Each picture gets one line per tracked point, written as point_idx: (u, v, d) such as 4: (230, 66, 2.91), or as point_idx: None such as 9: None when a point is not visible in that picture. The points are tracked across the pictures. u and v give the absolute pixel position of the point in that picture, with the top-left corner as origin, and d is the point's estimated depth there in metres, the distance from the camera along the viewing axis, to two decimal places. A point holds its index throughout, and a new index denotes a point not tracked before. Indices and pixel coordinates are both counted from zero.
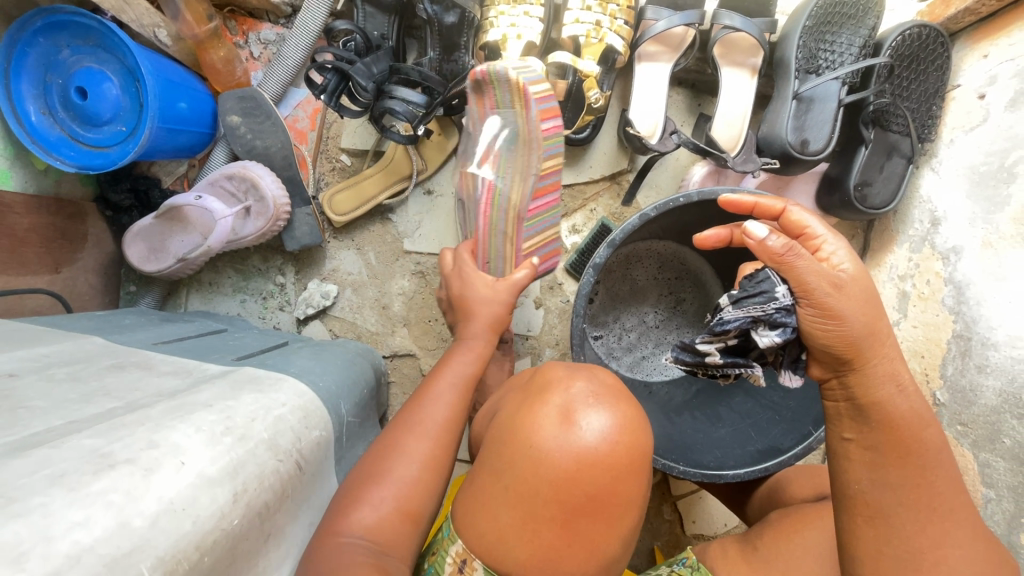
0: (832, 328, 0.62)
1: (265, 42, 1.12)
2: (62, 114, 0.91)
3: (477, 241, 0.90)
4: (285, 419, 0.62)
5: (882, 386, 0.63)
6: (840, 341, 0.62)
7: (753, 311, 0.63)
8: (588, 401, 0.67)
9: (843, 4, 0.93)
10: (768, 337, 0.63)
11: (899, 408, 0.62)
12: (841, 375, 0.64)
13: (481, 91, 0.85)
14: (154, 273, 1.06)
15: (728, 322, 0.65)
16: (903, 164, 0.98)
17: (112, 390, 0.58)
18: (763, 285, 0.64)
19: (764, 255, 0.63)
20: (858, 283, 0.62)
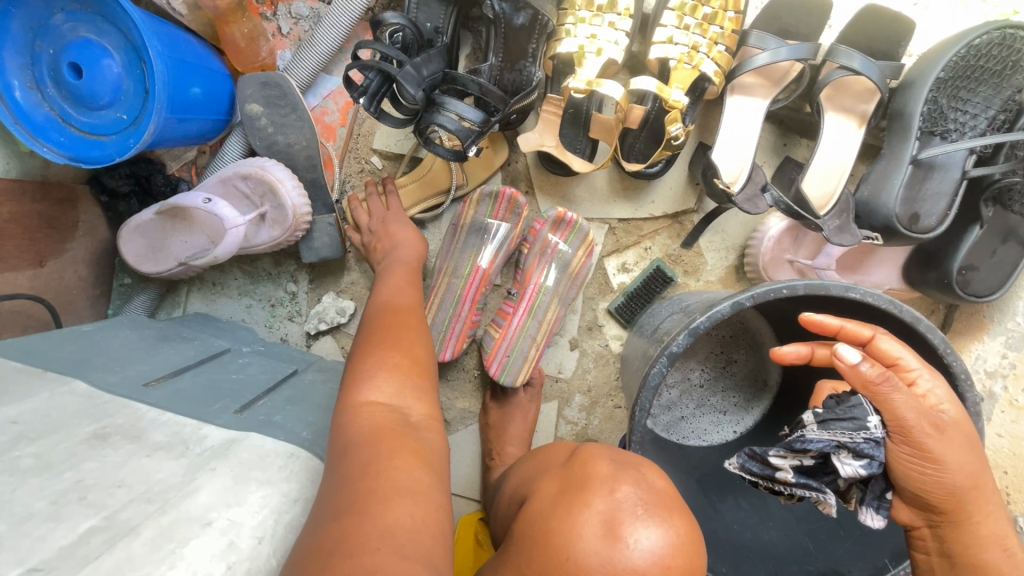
0: (931, 472, 0.56)
1: (297, 17, 0.96)
2: (51, 91, 0.76)
3: (506, 333, 0.95)
4: (296, 526, 0.52)
5: (984, 547, 0.58)
6: (941, 496, 0.57)
7: (839, 436, 0.57)
8: (638, 510, 0.53)
9: (989, 58, 0.78)
10: (848, 468, 0.57)
11: (1003, 574, 0.58)
12: (935, 527, 0.60)
13: (559, 227, 0.96)
14: (152, 274, 0.94)
15: (811, 443, 0.58)
16: (1019, 251, 0.85)
17: (91, 488, 0.47)
18: (854, 415, 0.57)
19: (855, 381, 0.56)
20: (960, 427, 0.56)
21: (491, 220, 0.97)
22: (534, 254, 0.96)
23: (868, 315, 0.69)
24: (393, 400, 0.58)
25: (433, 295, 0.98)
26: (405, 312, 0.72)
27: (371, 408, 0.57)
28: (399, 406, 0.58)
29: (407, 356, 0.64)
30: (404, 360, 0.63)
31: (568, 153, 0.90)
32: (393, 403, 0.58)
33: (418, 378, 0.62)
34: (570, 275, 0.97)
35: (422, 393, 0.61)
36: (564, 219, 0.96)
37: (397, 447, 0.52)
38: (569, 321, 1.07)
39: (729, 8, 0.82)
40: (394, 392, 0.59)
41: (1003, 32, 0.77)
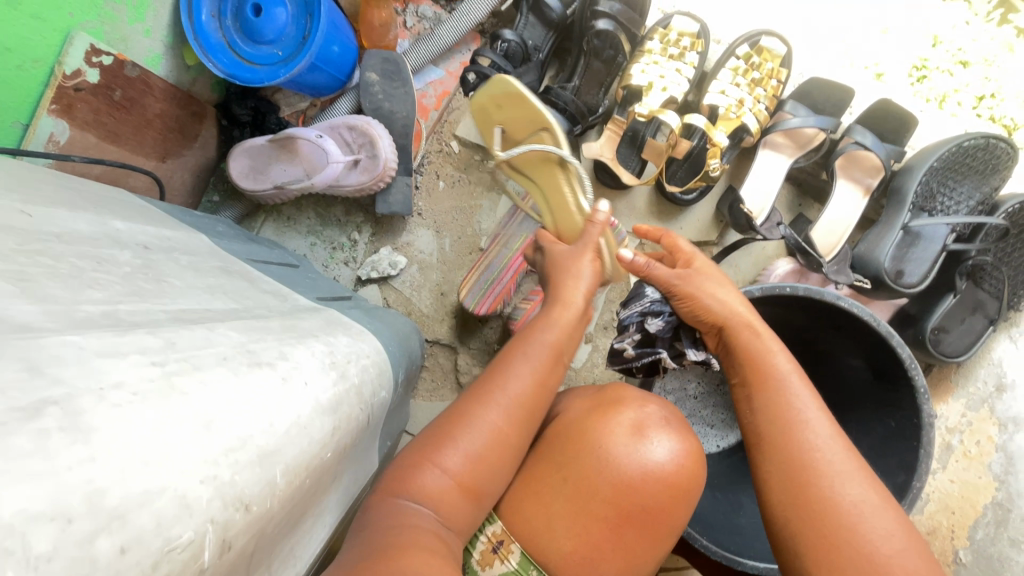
0: (692, 309, 0.72)
1: (421, 17, 1.17)
2: (229, 22, 0.94)
3: (535, 304, 1.07)
4: (368, 371, 0.64)
5: (746, 338, 0.68)
6: (712, 319, 0.71)
7: (640, 308, 0.80)
8: (662, 426, 0.66)
9: (975, 158, 0.96)
10: (654, 322, 0.79)
11: (762, 354, 0.67)
12: (720, 340, 0.72)
13: None
14: (248, 190, 1.09)
15: (625, 318, 0.81)
16: (984, 323, 0.99)
17: (229, 293, 0.59)
18: (638, 292, 0.82)
19: (636, 270, 0.77)
20: (707, 269, 0.74)
21: None
22: None
23: (851, 332, 0.83)
24: (452, 471, 0.60)
25: (482, 258, 1.12)
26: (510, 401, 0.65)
27: (426, 478, 0.59)
28: (453, 485, 0.60)
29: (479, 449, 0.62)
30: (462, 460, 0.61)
31: (620, 167, 1.05)
32: (450, 479, 0.60)
33: (494, 460, 0.63)
34: None
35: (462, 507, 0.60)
36: None
37: (415, 537, 0.53)
38: (588, 317, 1.21)
39: (773, 77, 1.01)
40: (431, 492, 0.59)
41: (989, 141, 0.95)
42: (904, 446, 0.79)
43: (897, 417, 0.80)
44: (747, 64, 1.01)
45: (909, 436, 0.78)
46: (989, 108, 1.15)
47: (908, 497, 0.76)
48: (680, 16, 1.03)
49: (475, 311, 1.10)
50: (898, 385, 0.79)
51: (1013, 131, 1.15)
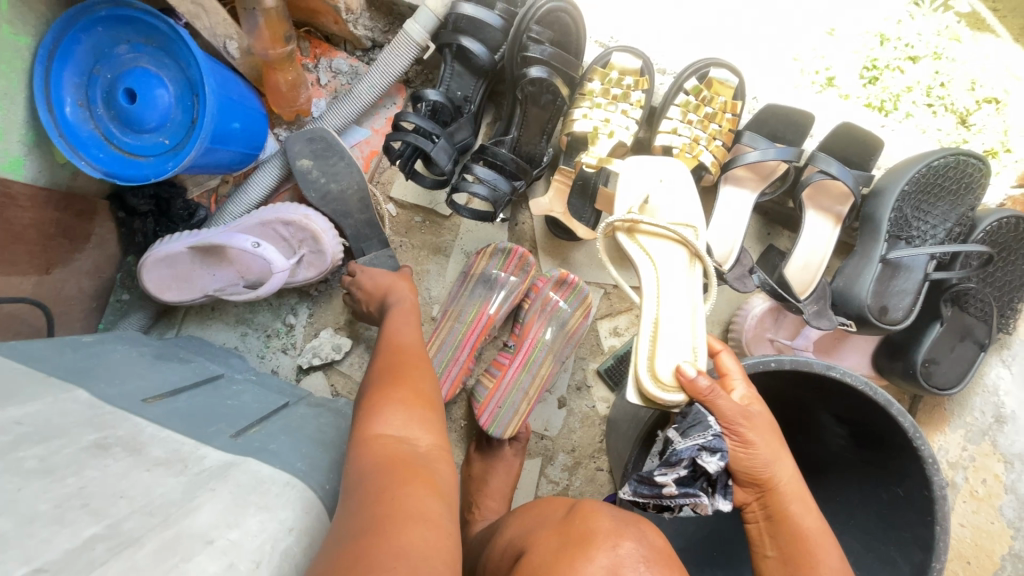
0: (748, 456, 0.67)
1: (336, 71, 1.04)
2: (101, 111, 0.81)
3: (499, 384, 0.98)
4: (292, 554, 0.52)
5: (792, 502, 0.67)
6: (760, 470, 0.67)
7: (698, 440, 0.67)
8: (638, 566, 0.57)
9: (946, 178, 0.89)
10: (709, 461, 0.66)
11: (807, 524, 0.66)
12: (761, 496, 0.68)
13: (560, 287, 1.02)
14: (174, 301, 0.98)
15: (681, 451, 0.66)
16: (975, 349, 0.93)
17: (94, 497, 0.47)
18: (694, 418, 0.69)
19: (693, 392, 0.69)
20: (765, 417, 0.69)
21: (500, 275, 1.01)
22: (536, 311, 1.01)
23: (841, 399, 0.76)
24: (404, 431, 0.60)
25: (434, 336, 1.01)
26: (412, 350, 0.75)
27: (383, 438, 0.58)
28: (409, 439, 0.59)
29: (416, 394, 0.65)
30: (409, 393, 0.65)
31: (574, 220, 0.98)
32: (407, 437, 0.60)
33: (422, 410, 0.64)
34: (567, 333, 1.01)
35: (431, 422, 0.63)
36: (566, 280, 1.02)
37: (409, 474, 0.54)
38: (559, 379, 1.10)
39: (728, 110, 0.92)
40: (404, 423, 0.61)
41: (957, 158, 0.89)
42: (915, 521, 0.71)
43: (904, 489, 0.73)
44: (697, 98, 0.91)
45: (922, 510, 0.70)
46: (939, 98, 1.09)
47: None
48: (620, 50, 0.92)
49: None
50: (904, 457, 0.71)
51: (969, 115, 1.09)
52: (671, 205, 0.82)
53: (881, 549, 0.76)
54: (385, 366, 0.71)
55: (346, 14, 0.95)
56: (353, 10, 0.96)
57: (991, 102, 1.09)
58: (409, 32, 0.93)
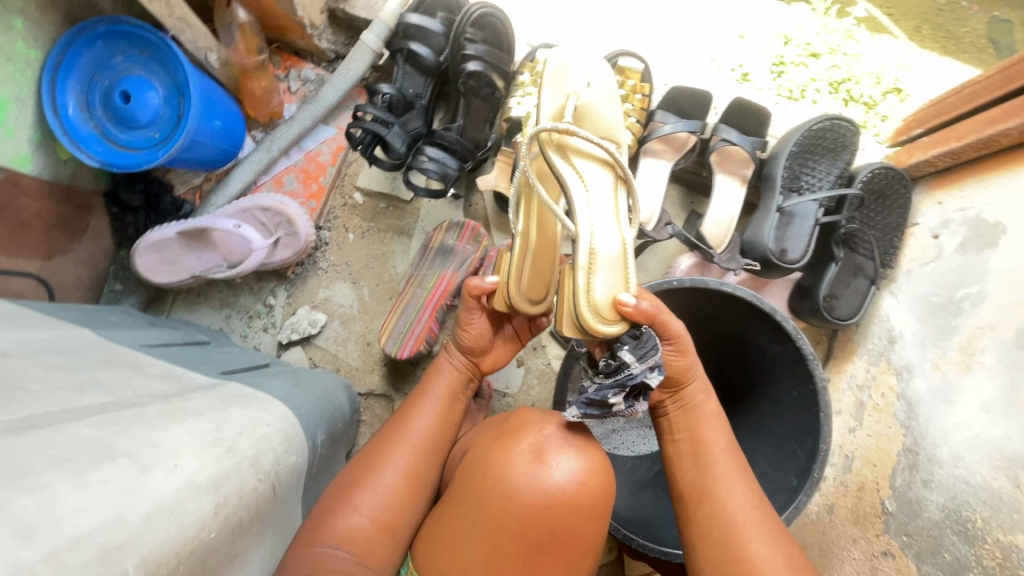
0: (675, 362, 0.77)
1: (304, 80, 1.19)
2: (99, 112, 0.94)
3: None
4: (268, 439, 0.63)
5: (700, 396, 0.80)
6: (681, 373, 0.78)
7: (649, 360, 0.74)
8: (562, 444, 0.65)
9: (825, 139, 1.06)
10: (654, 379, 0.74)
11: (706, 411, 0.80)
12: (672, 395, 0.81)
13: None
14: (163, 283, 1.09)
15: (638, 375, 0.73)
16: (867, 284, 1.08)
17: (105, 385, 0.58)
18: (648, 343, 0.74)
19: (639, 318, 0.71)
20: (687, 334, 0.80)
21: (456, 245, 1.15)
22: (490, 276, 1.14)
23: (747, 317, 0.89)
24: (348, 547, 0.64)
25: (399, 302, 1.13)
26: (408, 447, 0.74)
27: (327, 550, 0.63)
28: (354, 557, 0.64)
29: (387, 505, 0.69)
30: (370, 502, 0.68)
31: None
32: (350, 549, 0.65)
33: (377, 533, 0.67)
34: None
35: (380, 540, 0.67)
36: None
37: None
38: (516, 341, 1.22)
39: (638, 92, 1.08)
40: (347, 548, 0.64)
41: (832, 122, 1.06)
42: (808, 414, 0.84)
43: (799, 389, 0.86)
44: (612, 83, 1.08)
45: (811, 403, 0.84)
46: (846, 90, 1.23)
47: (819, 460, 0.80)
48: (544, 48, 1.10)
49: (399, 356, 1.09)
50: (794, 358, 0.84)
51: (877, 105, 1.22)
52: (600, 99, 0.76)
53: (785, 444, 0.88)
54: (373, 453, 0.74)
55: (311, 28, 1.10)
56: (317, 26, 1.11)
57: (894, 92, 1.22)
58: (365, 41, 1.09)
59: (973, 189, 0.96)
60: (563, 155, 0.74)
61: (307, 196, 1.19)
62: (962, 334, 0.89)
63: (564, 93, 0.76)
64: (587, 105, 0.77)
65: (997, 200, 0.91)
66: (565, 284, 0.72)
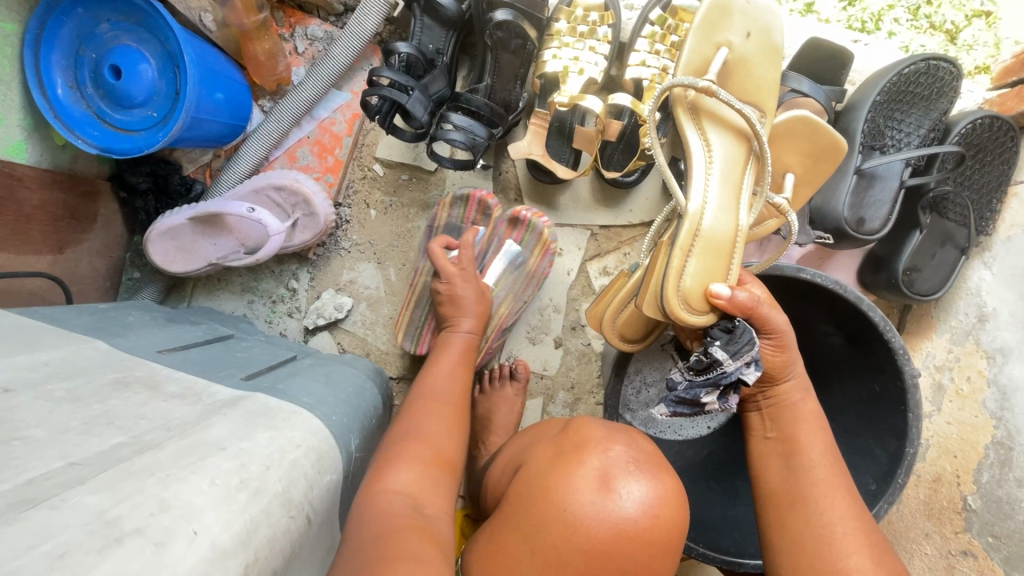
0: (778, 355, 0.69)
1: (312, 38, 1.07)
2: (90, 91, 0.85)
3: None
4: (300, 465, 0.57)
5: (797, 394, 0.71)
6: (778, 370, 0.70)
7: (744, 356, 0.67)
8: (629, 468, 0.58)
9: (918, 85, 0.90)
10: (750, 375, 0.67)
11: (802, 409, 0.71)
12: (765, 389, 0.72)
13: (514, 226, 1.05)
14: (181, 273, 1.03)
15: (730, 374, 0.67)
16: (955, 254, 0.95)
17: (117, 418, 0.52)
18: (743, 337, 0.67)
19: (738, 311, 0.66)
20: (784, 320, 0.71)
21: (464, 218, 1.06)
22: (490, 250, 1.06)
23: (832, 302, 0.77)
24: (410, 487, 0.63)
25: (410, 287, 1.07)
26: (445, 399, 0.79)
27: (390, 493, 0.62)
28: (416, 499, 0.62)
29: (429, 457, 0.69)
30: (428, 450, 0.70)
31: (552, 162, 0.98)
32: (412, 493, 0.63)
33: (439, 471, 0.68)
34: (524, 274, 1.07)
35: (440, 485, 0.67)
36: (519, 219, 1.05)
37: (415, 530, 0.57)
38: (554, 320, 1.14)
39: None
40: (412, 480, 0.64)
41: (928, 63, 0.89)
42: (892, 411, 0.75)
43: (880, 384, 0.76)
44: (663, 27, 0.92)
45: (897, 400, 0.74)
46: (926, 16, 1.05)
47: (905, 464, 0.72)
48: None
49: (417, 353, 1.07)
50: (878, 349, 0.74)
51: (958, 33, 1.04)
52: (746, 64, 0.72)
53: (860, 442, 0.80)
54: (400, 426, 0.74)
55: None
56: None
57: (981, 17, 1.03)
58: None
59: None
60: (693, 121, 0.70)
61: (324, 171, 1.10)
62: None
63: (715, 44, 0.71)
64: (740, 58, 0.71)
65: None
66: (658, 260, 0.71)
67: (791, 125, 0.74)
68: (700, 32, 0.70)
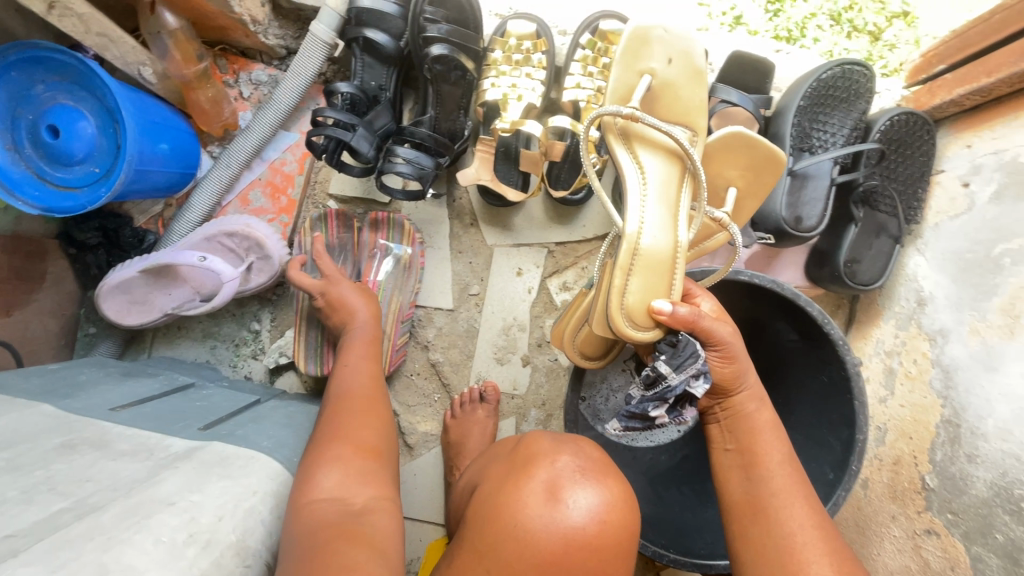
0: (725, 365, 0.70)
1: (256, 83, 1.08)
2: (29, 151, 0.85)
3: None
4: (256, 512, 0.57)
5: (751, 404, 0.72)
6: (731, 380, 0.71)
7: (689, 369, 0.69)
8: (576, 476, 0.59)
9: (837, 88, 0.95)
10: (698, 387, 0.69)
11: (757, 420, 0.72)
12: (720, 402, 0.73)
13: (376, 227, 1.08)
14: (136, 326, 1.02)
15: (676, 387, 0.69)
16: (890, 243, 1.00)
17: (61, 483, 0.51)
18: (687, 350, 0.69)
19: (681, 326, 0.68)
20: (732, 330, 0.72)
21: (327, 239, 1.07)
22: (364, 256, 1.07)
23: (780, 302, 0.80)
24: (338, 491, 0.63)
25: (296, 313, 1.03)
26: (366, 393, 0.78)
27: (320, 501, 0.61)
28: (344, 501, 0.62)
29: (351, 460, 0.67)
30: (350, 446, 0.68)
31: (503, 186, 1.01)
32: (343, 498, 0.62)
33: (367, 460, 0.68)
34: (403, 266, 1.08)
35: (369, 475, 0.67)
36: (378, 219, 1.08)
37: (342, 537, 0.57)
38: (519, 339, 1.15)
39: None
40: (339, 482, 0.63)
41: (843, 68, 0.95)
42: (840, 400, 0.77)
43: (828, 376, 0.79)
44: (594, 51, 0.96)
45: (844, 390, 0.76)
46: (849, 21, 1.11)
47: (856, 452, 0.74)
48: (514, 19, 0.98)
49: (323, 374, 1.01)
50: (822, 343, 0.78)
51: (881, 33, 1.10)
52: (671, 89, 0.75)
53: (816, 433, 0.82)
54: (325, 424, 0.72)
55: (254, 25, 0.98)
56: (261, 21, 0.99)
57: (901, 18, 1.10)
58: (314, 33, 0.97)
59: (1008, 130, 0.86)
60: (623, 144, 0.74)
61: (278, 212, 1.10)
62: (1004, 294, 0.81)
63: (638, 72, 0.74)
64: (664, 83, 0.75)
65: None
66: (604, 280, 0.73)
67: (728, 141, 0.76)
68: (623, 62, 0.74)
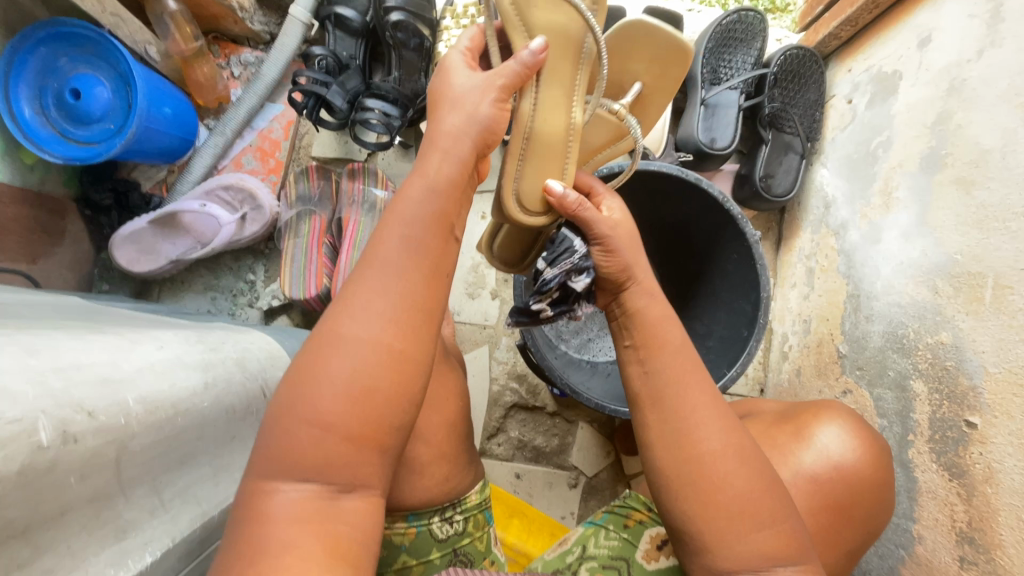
0: (608, 259, 0.66)
1: (245, 64, 1.25)
2: (55, 114, 1.00)
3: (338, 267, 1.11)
4: (253, 351, 0.70)
5: (642, 296, 0.65)
6: (620, 275, 0.66)
7: (564, 265, 0.82)
8: None
9: (735, 31, 1.13)
10: (580, 281, 0.78)
11: (650, 312, 0.64)
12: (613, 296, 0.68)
13: (353, 176, 1.20)
14: (144, 273, 1.15)
15: (549, 278, 0.82)
16: (796, 159, 1.15)
17: (97, 319, 0.65)
18: (561, 245, 0.83)
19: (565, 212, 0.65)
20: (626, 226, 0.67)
21: (310, 189, 1.22)
22: (345, 202, 1.19)
23: (695, 196, 0.94)
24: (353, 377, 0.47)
25: (285, 254, 1.17)
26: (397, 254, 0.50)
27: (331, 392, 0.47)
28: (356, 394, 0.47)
29: (373, 375, 0.48)
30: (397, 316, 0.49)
31: None
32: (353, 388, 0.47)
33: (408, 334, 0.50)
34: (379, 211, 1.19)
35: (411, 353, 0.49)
36: (355, 169, 1.20)
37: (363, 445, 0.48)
38: (487, 275, 1.29)
39: None
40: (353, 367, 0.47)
41: (739, 14, 1.12)
42: (748, 270, 0.91)
43: (738, 252, 0.93)
44: None
45: (749, 259, 0.90)
46: None
47: (763, 307, 0.89)
48: None
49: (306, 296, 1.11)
50: (726, 222, 0.92)
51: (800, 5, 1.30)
52: None
53: (735, 306, 0.95)
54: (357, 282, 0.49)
55: (242, 12, 1.16)
56: (246, 9, 1.17)
57: None
58: (293, 14, 1.15)
59: (875, 50, 1.03)
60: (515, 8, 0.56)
61: (267, 172, 1.25)
62: (880, 179, 0.96)
63: None
64: None
65: (892, 53, 0.98)
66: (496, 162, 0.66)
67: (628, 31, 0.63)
68: None
